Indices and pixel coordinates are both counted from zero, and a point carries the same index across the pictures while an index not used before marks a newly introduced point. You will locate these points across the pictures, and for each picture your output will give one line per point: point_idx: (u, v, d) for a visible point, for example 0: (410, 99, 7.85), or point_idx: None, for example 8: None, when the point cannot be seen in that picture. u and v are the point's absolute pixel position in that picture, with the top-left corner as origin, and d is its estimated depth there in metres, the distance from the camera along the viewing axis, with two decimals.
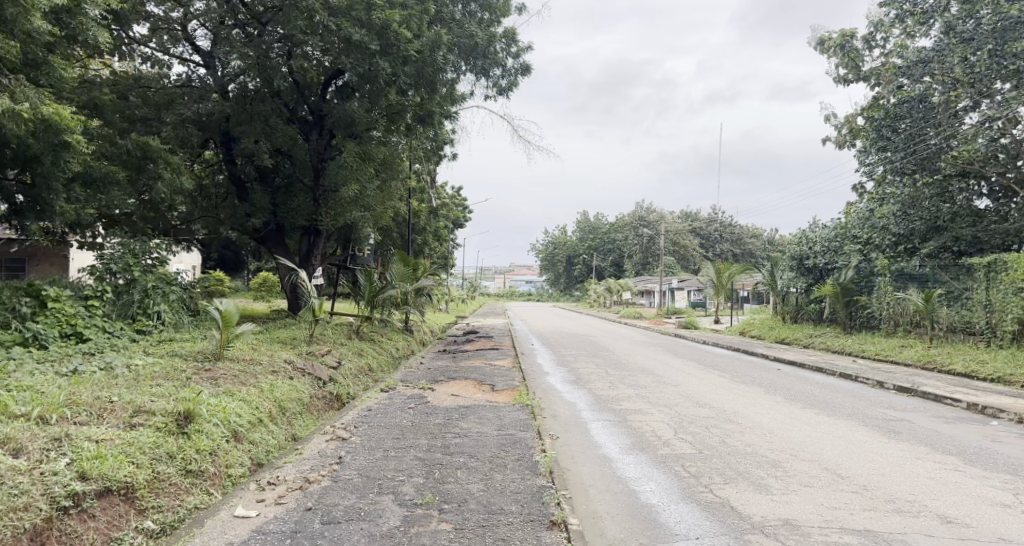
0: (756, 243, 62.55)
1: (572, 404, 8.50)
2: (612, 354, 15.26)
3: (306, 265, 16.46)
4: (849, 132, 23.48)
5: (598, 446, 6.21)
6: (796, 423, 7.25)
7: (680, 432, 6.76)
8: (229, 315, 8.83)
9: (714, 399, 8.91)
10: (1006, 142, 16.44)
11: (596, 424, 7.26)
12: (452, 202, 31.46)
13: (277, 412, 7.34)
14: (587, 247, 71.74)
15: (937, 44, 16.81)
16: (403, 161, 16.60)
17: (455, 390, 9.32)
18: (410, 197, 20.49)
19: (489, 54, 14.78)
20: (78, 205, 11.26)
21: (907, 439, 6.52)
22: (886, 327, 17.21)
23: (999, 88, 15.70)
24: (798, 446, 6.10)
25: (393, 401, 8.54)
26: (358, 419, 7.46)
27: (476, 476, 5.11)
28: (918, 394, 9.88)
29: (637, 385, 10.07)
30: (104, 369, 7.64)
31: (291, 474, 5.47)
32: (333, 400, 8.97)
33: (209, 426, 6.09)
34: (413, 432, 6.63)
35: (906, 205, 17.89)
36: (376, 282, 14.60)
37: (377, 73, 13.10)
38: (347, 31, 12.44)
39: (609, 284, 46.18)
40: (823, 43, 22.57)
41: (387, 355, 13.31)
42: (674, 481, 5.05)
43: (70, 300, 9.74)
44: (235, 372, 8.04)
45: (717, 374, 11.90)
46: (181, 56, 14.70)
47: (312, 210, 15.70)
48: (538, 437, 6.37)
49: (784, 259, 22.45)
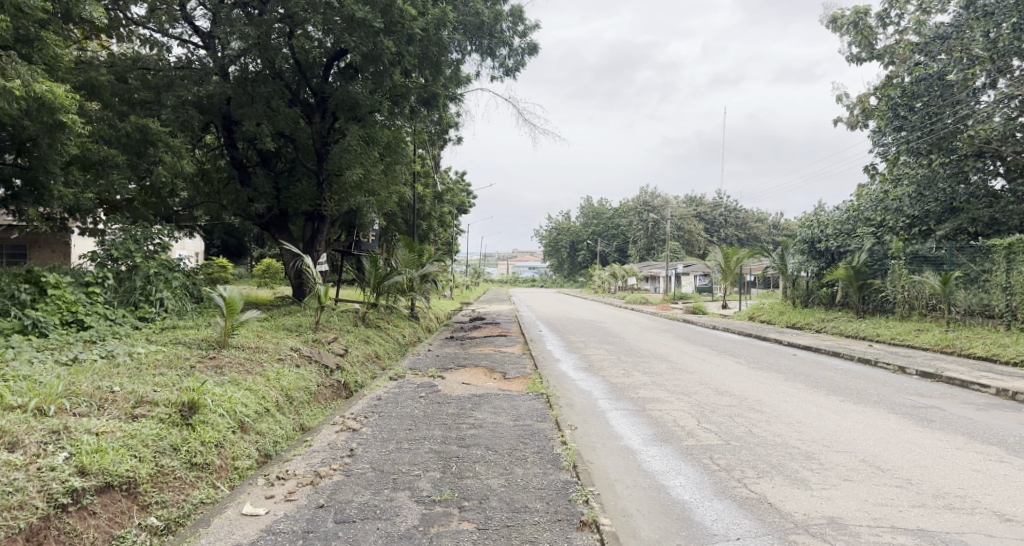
0: (761, 228, 62.16)
1: (587, 392, 8.22)
2: (622, 341, 14.99)
3: (309, 251, 16.13)
4: (862, 112, 23.08)
5: (619, 437, 5.94)
6: (823, 412, 6.99)
7: (704, 421, 6.49)
8: (233, 302, 8.53)
9: (734, 386, 8.65)
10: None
11: (615, 413, 6.98)
12: (457, 187, 31.10)
13: (284, 402, 7.08)
14: (591, 233, 71.42)
15: (955, 19, 16.40)
16: (408, 145, 16.26)
17: (466, 378, 9.06)
18: (415, 182, 20.19)
19: (496, 33, 14.41)
20: (77, 189, 10.94)
21: (943, 429, 6.25)
22: (901, 311, 16.89)
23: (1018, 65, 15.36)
24: (829, 437, 5.83)
25: (403, 390, 8.29)
26: (368, 408, 7.19)
27: (496, 470, 4.84)
28: (943, 379, 9.61)
29: (652, 372, 9.80)
30: (105, 357, 7.39)
31: (301, 467, 5.20)
32: (341, 389, 8.71)
33: (214, 416, 5.83)
34: (425, 422, 6.37)
35: (922, 186, 17.46)
36: (382, 267, 14.30)
37: (381, 53, 12.73)
38: (351, 8, 12.07)
39: (614, 269, 45.87)
40: (835, 21, 22.08)
41: (394, 342, 13.05)
42: (705, 475, 4.78)
43: (70, 287, 9.47)
44: (241, 361, 7.79)
45: (733, 360, 11.65)
46: (181, 38, 14.34)
47: (316, 195, 15.39)
48: (557, 427, 6.10)
49: (796, 242, 22.12)
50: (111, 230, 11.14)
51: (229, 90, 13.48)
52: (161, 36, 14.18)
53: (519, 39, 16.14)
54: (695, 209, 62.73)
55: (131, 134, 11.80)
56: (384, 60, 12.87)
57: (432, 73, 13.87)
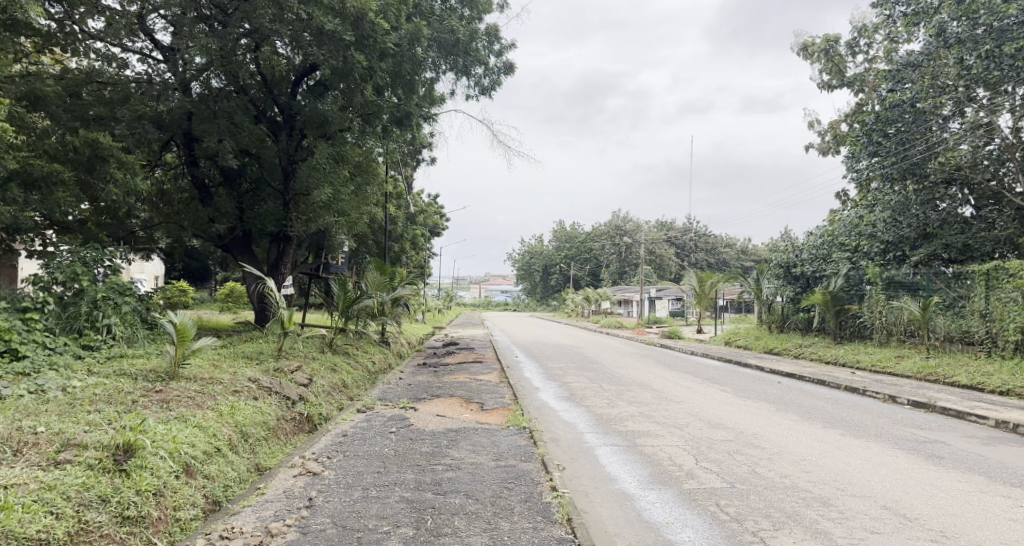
0: (730, 253, 62.46)
1: (572, 425, 7.63)
2: (601, 366, 14.47)
3: (274, 273, 15.31)
4: (834, 138, 23.22)
5: (613, 478, 5.40)
6: (828, 448, 6.53)
7: (702, 460, 5.95)
8: (185, 328, 7.86)
9: (728, 418, 8.14)
10: (993, 148, 16.03)
11: (604, 449, 6.42)
12: (429, 209, 30.54)
13: (237, 439, 6.37)
14: (563, 257, 71.29)
15: (925, 47, 16.35)
16: (379, 165, 15.67)
17: (440, 410, 8.40)
18: (387, 203, 19.58)
19: (471, 51, 13.94)
20: (16, 207, 10.10)
21: (957, 468, 5.83)
22: (880, 337, 16.62)
23: (982, 95, 15.41)
24: (840, 478, 5.37)
25: (370, 425, 7.59)
26: (331, 447, 6.50)
27: (478, 525, 4.26)
28: (937, 410, 9.26)
29: (637, 402, 9.25)
30: (36, 392, 6.59)
31: (249, 522, 4.52)
32: (303, 422, 8.00)
33: (156, 460, 5.13)
34: (397, 464, 5.71)
35: (896, 211, 17.34)
36: (351, 291, 13.56)
37: (352, 67, 12.16)
38: (320, 20, 11.51)
39: (587, 293, 45.44)
40: (807, 48, 22.18)
41: (363, 371, 12.34)
42: (715, 529, 4.28)
43: (4, 313, 8.62)
44: (191, 394, 7.06)
45: (718, 388, 11.18)
46: (140, 52, 13.62)
47: (282, 215, 14.72)
48: (544, 469, 5.49)
49: (771, 267, 21.85)
50: (59, 251, 10.29)
51: (190, 106, 12.77)
52: (120, 49, 13.46)
53: (495, 57, 15.74)
54: (665, 233, 63.00)
55: (80, 149, 11.03)
56: (355, 75, 12.30)
57: (405, 92, 13.33)
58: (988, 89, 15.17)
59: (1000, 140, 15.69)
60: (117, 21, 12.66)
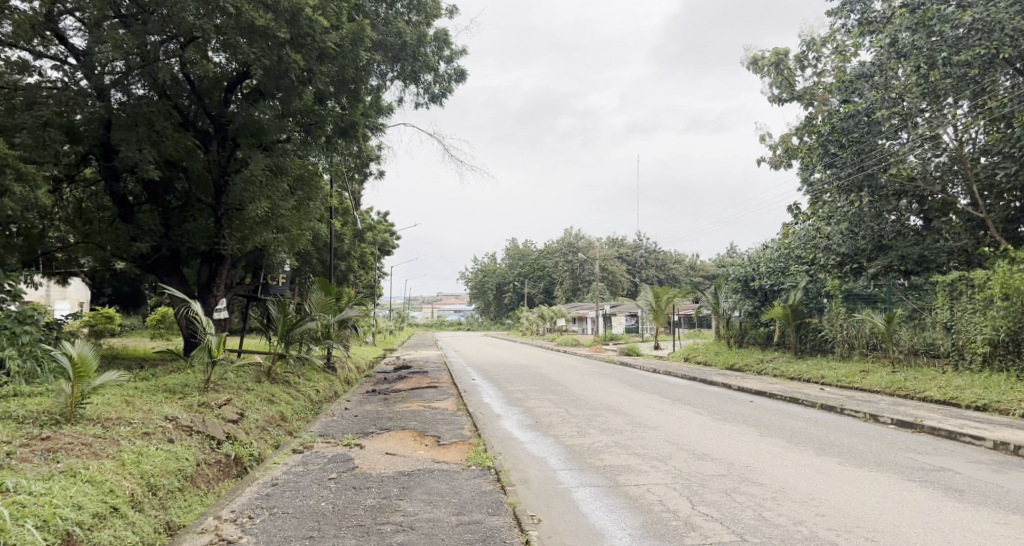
0: (678, 268, 62.71)
1: (542, 461, 6.69)
2: (563, 389, 13.53)
3: (205, 294, 13.94)
4: (786, 151, 23.10)
5: (601, 533, 4.50)
6: (835, 482, 5.74)
7: (699, 503, 5.10)
8: (84, 360, 6.66)
9: (713, 447, 7.32)
10: (941, 160, 15.59)
11: (582, 492, 5.51)
12: (377, 227, 29.31)
13: (142, 493, 5.22)
14: (516, 275, 70.58)
15: (876, 57, 16.03)
16: (321, 178, 14.55)
17: (391, 448, 7.35)
18: (331, 218, 18.40)
19: (418, 56, 13.08)
20: None
21: (984, 504, 5.12)
22: (841, 350, 16.22)
23: (920, 110, 15.16)
24: (863, 523, 4.59)
25: (307, 469, 6.49)
26: (257, 501, 5.42)
27: None
28: (926, 430, 8.62)
29: (611, 429, 8.36)
30: None
31: None
32: (230, 466, 6.85)
33: (21, 533, 4.08)
34: (336, 524, 4.69)
35: (852, 222, 16.99)
36: (292, 314, 12.34)
37: (288, 69, 11.04)
38: (249, 15, 10.34)
39: (542, 311, 44.53)
40: (756, 62, 21.99)
41: (304, 400, 11.19)
42: None
43: None
44: (86, 441, 5.85)
45: (691, 410, 10.39)
46: (56, 59, 12.21)
47: (214, 233, 13.25)
48: (518, 525, 4.53)
49: (728, 282, 21.36)
50: None
51: (106, 111, 11.34)
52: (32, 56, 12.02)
53: (445, 64, 14.91)
54: (617, 250, 62.87)
55: None
56: (291, 77, 11.20)
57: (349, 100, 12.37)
58: (934, 101, 14.86)
59: (948, 151, 15.37)
60: (25, 24, 11.29)
